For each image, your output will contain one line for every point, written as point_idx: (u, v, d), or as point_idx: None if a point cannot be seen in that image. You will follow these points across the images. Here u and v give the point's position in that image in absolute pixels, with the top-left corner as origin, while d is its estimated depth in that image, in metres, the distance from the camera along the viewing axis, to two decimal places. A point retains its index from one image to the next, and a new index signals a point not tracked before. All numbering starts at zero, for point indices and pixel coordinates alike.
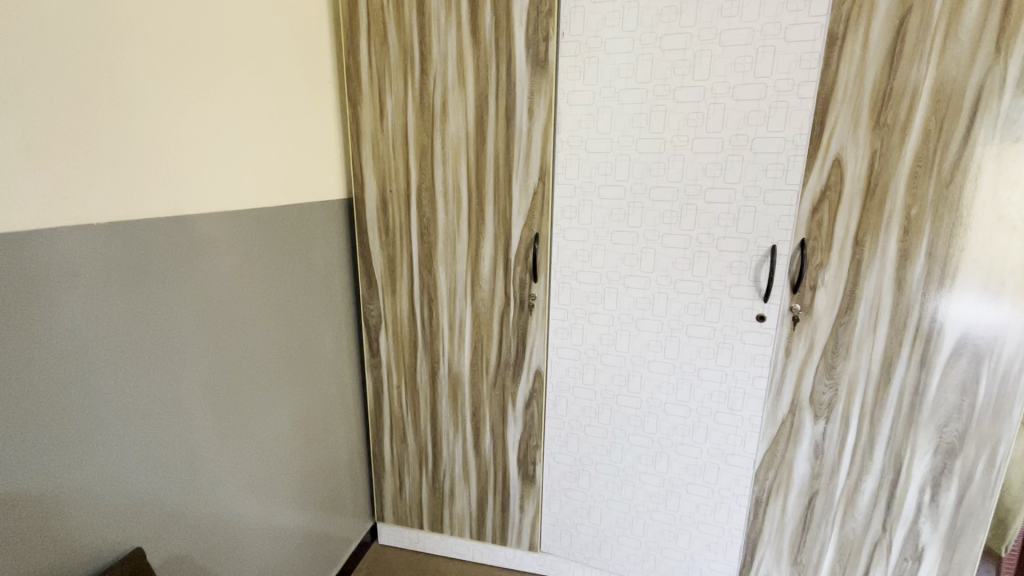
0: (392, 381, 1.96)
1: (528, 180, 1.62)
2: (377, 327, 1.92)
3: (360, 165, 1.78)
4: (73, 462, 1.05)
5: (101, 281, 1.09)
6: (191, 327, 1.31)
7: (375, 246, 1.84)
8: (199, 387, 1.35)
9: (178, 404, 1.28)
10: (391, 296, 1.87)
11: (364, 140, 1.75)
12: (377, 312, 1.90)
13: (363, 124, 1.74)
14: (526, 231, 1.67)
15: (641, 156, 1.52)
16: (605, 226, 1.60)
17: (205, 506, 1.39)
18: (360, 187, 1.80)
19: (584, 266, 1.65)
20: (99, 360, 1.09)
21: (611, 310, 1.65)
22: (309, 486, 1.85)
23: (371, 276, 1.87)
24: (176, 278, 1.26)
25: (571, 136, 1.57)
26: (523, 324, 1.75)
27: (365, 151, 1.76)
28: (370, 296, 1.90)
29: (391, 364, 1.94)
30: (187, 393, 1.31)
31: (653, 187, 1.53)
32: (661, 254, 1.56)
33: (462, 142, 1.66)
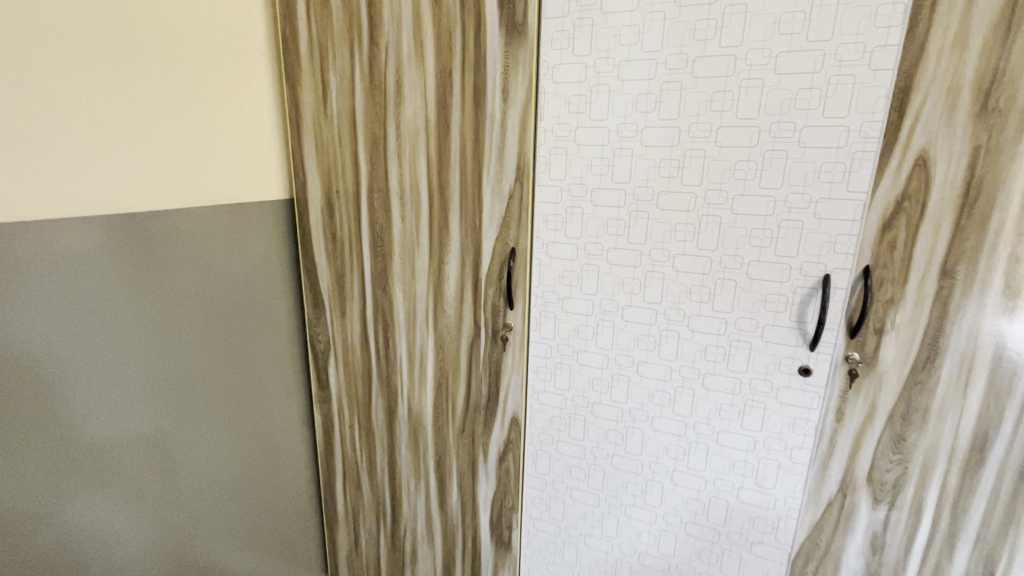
0: (343, 420, 1.65)
1: (502, 179, 1.26)
2: (326, 355, 1.60)
3: (303, 160, 1.45)
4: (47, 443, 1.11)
5: (82, 279, 1.14)
6: (160, 329, 1.31)
7: (320, 258, 1.51)
8: (171, 387, 1.35)
9: (146, 407, 1.29)
10: (340, 320, 1.55)
11: (307, 129, 1.42)
12: (325, 338, 1.58)
13: (304, 110, 1.41)
14: (500, 244, 1.30)
15: (647, 151, 1.12)
16: (598, 242, 1.22)
17: (193, 502, 1.44)
18: (302, 186, 1.47)
19: (571, 292, 1.28)
20: (66, 350, 1.13)
21: (605, 349, 1.28)
22: (260, 517, 1.65)
23: (317, 294, 1.55)
24: (168, 285, 1.32)
25: (555, 124, 1.20)
26: (496, 361, 1.40)
27: (308, 143, 1.43)
28: (316, 319, 1.58)
29: (341, 399, 1.63)
30: (156, 395, 1.32)
31: (662, 192, 1.13)
32: (671, 281, 1.17)
33: (421, 130, 1.31)
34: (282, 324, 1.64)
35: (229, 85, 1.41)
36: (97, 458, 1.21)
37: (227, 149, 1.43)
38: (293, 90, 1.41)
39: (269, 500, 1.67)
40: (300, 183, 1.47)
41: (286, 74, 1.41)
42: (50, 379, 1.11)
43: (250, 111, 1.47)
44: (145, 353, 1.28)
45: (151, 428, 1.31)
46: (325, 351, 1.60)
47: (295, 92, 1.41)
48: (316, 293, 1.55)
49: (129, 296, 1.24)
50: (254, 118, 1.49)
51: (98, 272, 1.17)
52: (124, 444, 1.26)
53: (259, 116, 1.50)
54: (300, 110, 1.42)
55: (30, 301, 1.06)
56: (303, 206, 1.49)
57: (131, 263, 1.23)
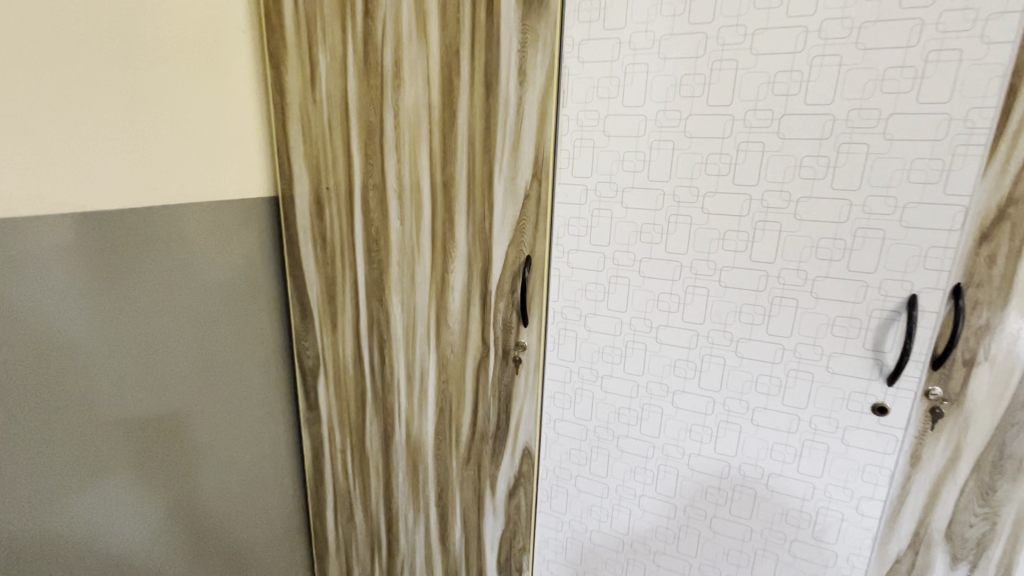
0: (334, 444, 1.48)
1: (516, 176, 1.08)
2: (315, 372, 1.43)
3: (287, 152, 1.28)
4: (51, 427, 1.04)
5: (97, 258, 1.08)
6: (158, 312, 1.20)
7: (308, 265, 1.34)
8: (174, 372, 1.25)
9: (148, 398, 1.20)
10: (330, 334, 1.38)
11: (291, 117, 1.25)
12: (313, 353, 1.41)
13: (289, 95, 1.23)
14: (514, 251, 1.12)
15: (692, 144, 0.94)
16: (629, 252, 1.04)
17: (197, 503, 1.35)
18: (287, 182, 1.30)
19: (596, 309, 1.10)
20: (78, 330, 1.06)
21: (635, 375, 1.10)
22: (259, 533, 1.53)
23: (304, 305, 1.38)
24: (187, 273, 1.25)
25: (579, 111, 1.02)
26: (507, 384, 1.22)
27: (294, 134, 1.26)
28: (304, 332, 1.41)
29: (331, 421, 1.46)
30: (158, 384, 1.22)
31: (709, 193, 0.95)
32: (717, 299, 0.98)
33: (423, 119, 1.13)
34: (268, 336, 1.47)
35: (201, 64, 1.22)
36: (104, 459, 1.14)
37: (202, 139, 1.25)
38: (278, 73, 1.23)
39: (268, 516, 1.55)
40: (284, 178, 1.30)
41: (270, 54, 1.23)
42: (41, 379, 1.02)
43: (227, 94, 1.28)
44: (140, 339, 1.18)
45: (157, 420, 1.23)
46: (314, 368, 1.43)
47: (280, 75, 1.23)
48: (304, 303, 1.38)
49: (120, 280, 1.12)
50: (233, 103, 1.30)
51: (82, 258, 1.06)
52: (130, 438, 1.18)
53: (238, 101, 1.31)
54: (284, 96, 1.24)
55: (16, 289, 0.96)
56: (289, 205, 1.31)
57: (150, 246, 1.17)
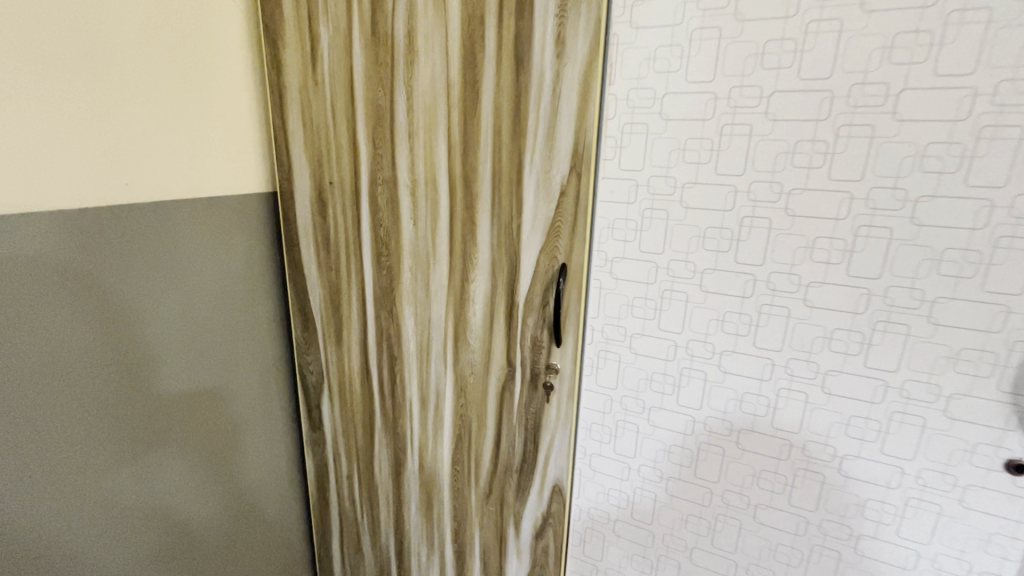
0: (339, 468, 1.33)
1: (551, 170, 0.90)
2: (317, 389, 1.28)
3: (285, 142, 1.12)
4: (115, 392, 1.02)
5: (156, 224, 1.05)
6: (196, 289, 1.14)
7: (310, 270, 1.18)
8: (220, 349, 1.21)
9: (195, 380, 1.17)
10: (334, 348, 1.22)
11: (288, 101, 1.09)
12: (315, 369, 1.26)
13: (286, 75, 1.07)
14: (547, 259, 0.95)
15: (775, 128, 0.75)
16: (689, 261, 0.85)
17: (244, 483, 1.31)
18: (285, 176, 1.14)
19: (644, 328, 0.92)
20: (138, 296, 1.03)
21: (690, 409, 0.92)
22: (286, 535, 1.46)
23: (305, 315, 1.23)
24: (238, 248, 1.21)
25: (630, 90, 0.84)
26: (536, 413, 1.05)
27: (292, 120, 1.10)
28: (306, 346, 1.26)
29: (335, 444, 1.31)
30: (202, 365, 1.17)
31: (795, 190, 0.76)
32: (801, 321, 0.79)
33: (440, 102, 0.95)
34: (268, 347, 1.32)
35: (183, 37, 1.06)
36: (164, 448, 1.12)
37: (191, 126, 1.09)
38: (274, 50, 1.07)
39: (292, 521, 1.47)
40: (281, 171, 1.14)
41: (265, 28, 1.07)
42: (92, 375, 0.98)
43: (216, 74, 1.12)
44: (184, 319, 1.13)
45: (208, 401, 1.20)
46: (316, 385, 1.28)
47: (275, 53, 1.07)
48: (305, 313, 1.22)
49: (159, 260, 1.06)
50: (225, 85, 1.14)
51: (143, 222, 1.03)
52: (183, 423, 1.15)
53: (231, 83, 1.15)
54: (281, 76, 1.08)
55: (79, 246, 0.93)
56: (288, 202, 1.16)
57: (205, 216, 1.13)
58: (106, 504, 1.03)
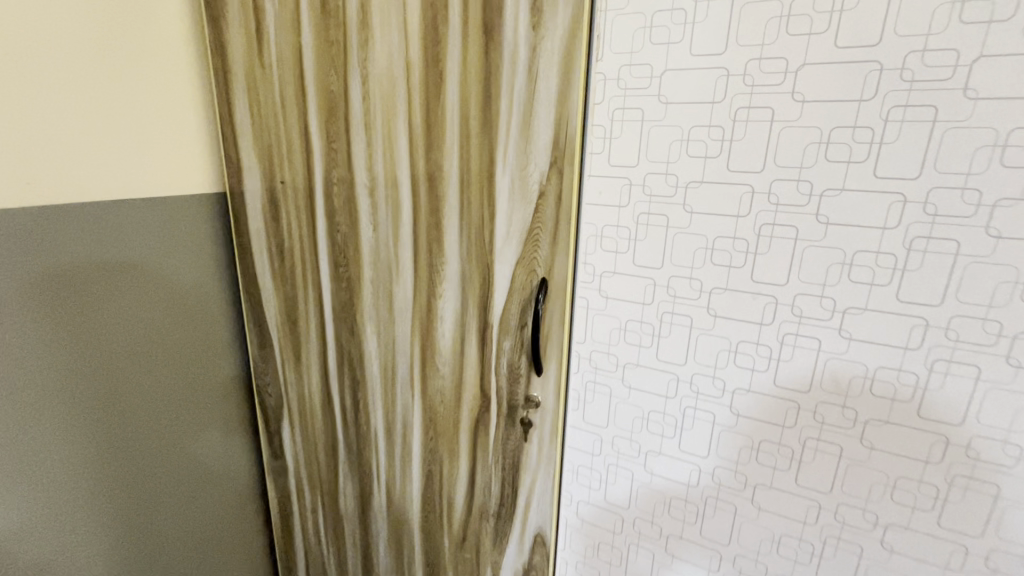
0: (302, 500, 1.19)
1: (528, 166, 0.75)
2: (277, 413, 1.15)
3: (233, 136, 0.99)
4: (145, 379, 1.06)
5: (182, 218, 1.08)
6: (164, 277, 1.07)
7: (265, 281, 1.05)
8: (196, 339, 1.14)
9: (170, 376, 1.11)
10: (293, 368, 1.08)
11: (235, 88, 0.95)
12: (274, 390, 1.13)
13: (231, 58, 0.94)
14: (526, 273, 0.80)
15: (805, 111, 0.59)
16: (693, 278, 0.69)
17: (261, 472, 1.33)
18: (235, 174, 1.01)
19: (640, 358, 0.76)
20: (164, 289, 1.07)
21: (695, 456, 0.76)
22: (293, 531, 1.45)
23: (261, 331, 1.09)
24: None
25: (622, 67, 0.68)
26: (514, 452, 0.89)
27: (240, 111, 0.96)
28: (263, 365, 1.12)
29: (298, 474, 1.17)
30: (213, 359, 1.18)
31: (830, 191, 0.59)
32: (835, 356, 0.63)
33: (399, 86, 0.80)
34: (222, 363, 1.20)
35: (98, 15, 0.92)
36: (146, 449, 1.09)
37: (124, 117, 0.97)
38: (217, 29, 0.93)
39: None
40: (230, 169, 1.01)
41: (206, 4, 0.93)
42: (125, 363, 1.03)
43: (151, 57, 1.00)
44: (151, 312, 1.06)
45: (188, 397, 1.14)
46: (276, 407, 1.14)
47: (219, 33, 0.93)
48: (261, 329, 1.09)
49: (118, 253, 0.99)
50: (163, 71, 1.01)
51: (172, 217, 1.06)
52: (162, 423, 1.11)
53: (170, 69, 1.03)
54: (227, 60, 0.94)
55: (109, 241, 0.98)
56: (239, 203, 1.02)
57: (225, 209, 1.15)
58: (138, 487, 1.08)
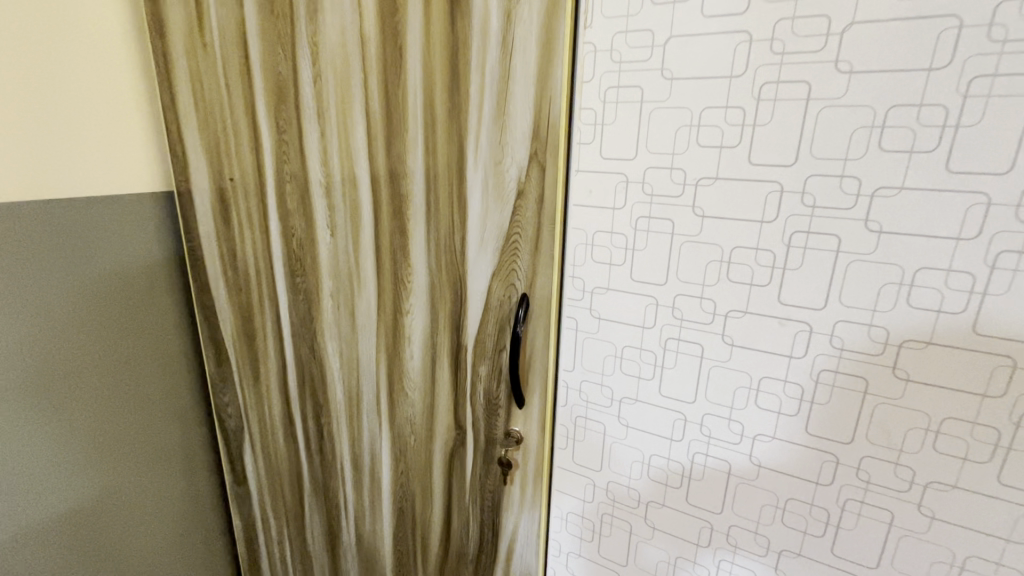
0: (268, 530, 1.08)
1: (504, 159, 0.62)
2: (238, 436, 1.03)
3: (180, 128, 0.87)
4: (94, 405, 0.96)
5: (126, 219, 0.96)
6: (116, 279, 0.96)
7: (220, 291, 0.94)
8: (160, 338, 1.04)
9: (135, 384, 1.01)
10: (254, 388, 0.97)
11: (180, 73, 0.84)
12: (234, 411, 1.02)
13: (174, 39, 0.82)
14: (505, 287, 0.67)
15: (851, 87, 0.45)
16: (705, 298, 0.56)
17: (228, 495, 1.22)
18: (183, 171, 0.90)
19: (639, 392, 0.63)
20: (108, 302, 0.95)
21: (706, 512, 0.62)
22: None
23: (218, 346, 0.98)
24: None
25: (616, 36, 0.54)
26: (494, 494, 0.77)
27: (186, 99, 0.85)
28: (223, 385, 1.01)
29: (262, 502, 1.06)
30: (169, 375, 1.06)
31: (883, 191, 0.46)
32: (887, 401, 0.50)
33: (354, 66, 0.68)
34: (180, 380, 1.09)
35: None
36: (109, 473, 1.00)
37: (66, 108, 0.87)
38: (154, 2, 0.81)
39: None
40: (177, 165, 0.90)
41: None
42: (70, 390, 0.92)
43: (85, 37, 0.88)
44: (107, 317, 0.95)
45: (157, 403, 1.05)
46: (237, 431, 1.03)
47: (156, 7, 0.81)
48: (218, 344, 0.98)
49: (66, 253, 0.89)
50: (98, 53, 0.89)
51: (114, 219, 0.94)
52: (128, 436, 1.02)
53: (103, 48, 0.90)
54: (170, 39, 0.83)
55: (44, 255, 0.86)
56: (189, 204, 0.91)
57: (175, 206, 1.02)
58: (96, 521, 0.99)
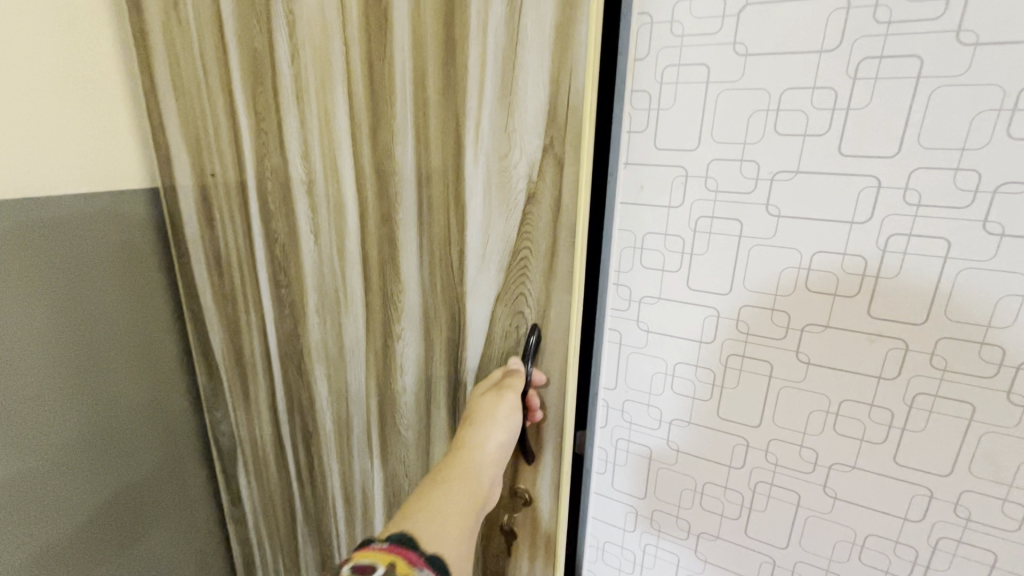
0: (263, 552, 1.03)
1: (511, 154, 0.52)
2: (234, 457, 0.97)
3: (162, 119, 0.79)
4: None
5: None
6: None
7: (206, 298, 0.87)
8: (52, 379, 0.80)
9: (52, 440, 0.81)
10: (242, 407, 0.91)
11: (159, 56, 0.75)
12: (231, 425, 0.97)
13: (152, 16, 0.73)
14: (512, 321, 0.58)
15: (975, 63, 0.37)
16: (777, 310, 0.49)
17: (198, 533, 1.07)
18: (168, 165, 0.81)
19: (693, 414, 0.56)
20: None
21: (767, 547, 0.56)
22: None
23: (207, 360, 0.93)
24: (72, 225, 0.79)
25: (679, 4, 0.46)
26: (500, 560, 0.70)
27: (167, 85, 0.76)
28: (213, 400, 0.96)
29: (257, 525, 1.00)
30: (70, 427, 0.83)
31: (1007, 187, 0.38)
32: (997, 431, 0.43)
33: (335, 39, 0.58)
34: (141, 406, 0.93)
35: None
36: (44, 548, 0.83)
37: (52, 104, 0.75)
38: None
39: None
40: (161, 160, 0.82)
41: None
42: None
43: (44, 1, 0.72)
44: (48, 349, 0.79)
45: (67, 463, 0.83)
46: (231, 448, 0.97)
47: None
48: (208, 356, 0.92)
49: None
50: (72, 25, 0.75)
51: None
52: (141, 464, 0.94)
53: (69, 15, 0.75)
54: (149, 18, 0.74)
55: None
56: (174, 203, 0.83)
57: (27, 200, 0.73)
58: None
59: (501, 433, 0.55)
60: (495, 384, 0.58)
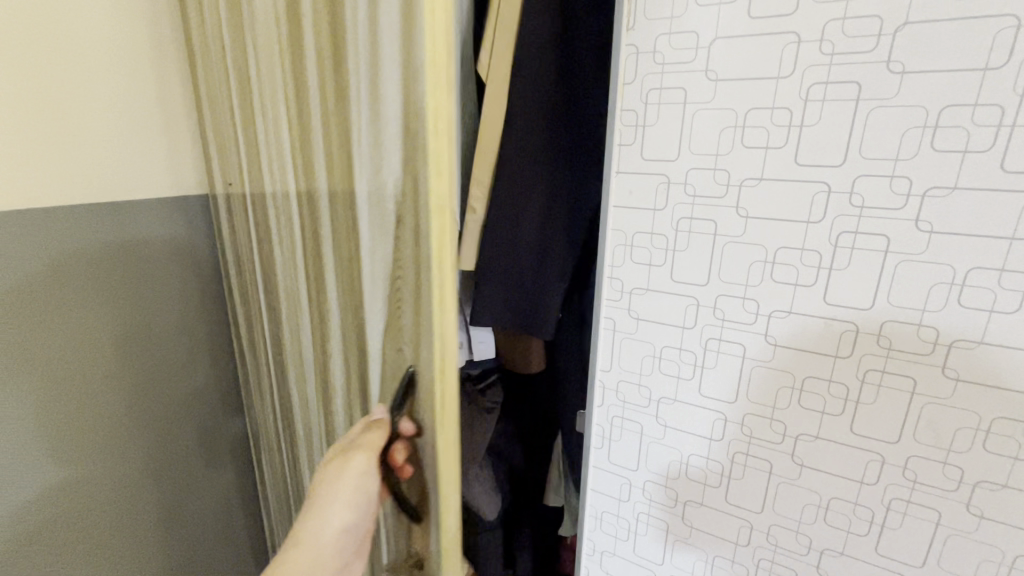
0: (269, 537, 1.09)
1: (383, 178, 0.53)
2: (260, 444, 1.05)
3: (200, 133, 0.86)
4: None
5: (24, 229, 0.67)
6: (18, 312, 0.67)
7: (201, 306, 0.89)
8: (98, 383, 0.76)
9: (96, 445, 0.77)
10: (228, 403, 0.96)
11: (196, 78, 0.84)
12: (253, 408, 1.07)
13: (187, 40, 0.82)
14: (393, 349, 0.59)
15: (903, 88, 0.45)
16: (748, 299, 0.56)
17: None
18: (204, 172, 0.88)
19: (679, 392, 0.63)
20: None
21: (745, 511, 0.63)
22: None
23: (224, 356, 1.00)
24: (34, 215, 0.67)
25: (659, 37, 0.54)
26: None
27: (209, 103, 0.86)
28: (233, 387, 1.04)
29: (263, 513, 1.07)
30: (109, 435, 0.79)
31: (932, 192, 0.46)
32: (935, 401, 0.50)
33: (276, 57, 0.62)
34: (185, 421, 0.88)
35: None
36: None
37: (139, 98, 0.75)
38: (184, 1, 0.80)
39: None
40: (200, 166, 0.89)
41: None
42: None
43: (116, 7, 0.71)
44: (88, 353, 0.75)
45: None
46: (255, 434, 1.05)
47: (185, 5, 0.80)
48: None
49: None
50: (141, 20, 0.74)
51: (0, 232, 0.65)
52: (200, 473, 0.92)
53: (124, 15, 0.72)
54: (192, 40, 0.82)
55: None
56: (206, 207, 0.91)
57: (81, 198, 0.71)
58: None
59: (343, 500, 0.58)
60: (345, 448, 0.61)
